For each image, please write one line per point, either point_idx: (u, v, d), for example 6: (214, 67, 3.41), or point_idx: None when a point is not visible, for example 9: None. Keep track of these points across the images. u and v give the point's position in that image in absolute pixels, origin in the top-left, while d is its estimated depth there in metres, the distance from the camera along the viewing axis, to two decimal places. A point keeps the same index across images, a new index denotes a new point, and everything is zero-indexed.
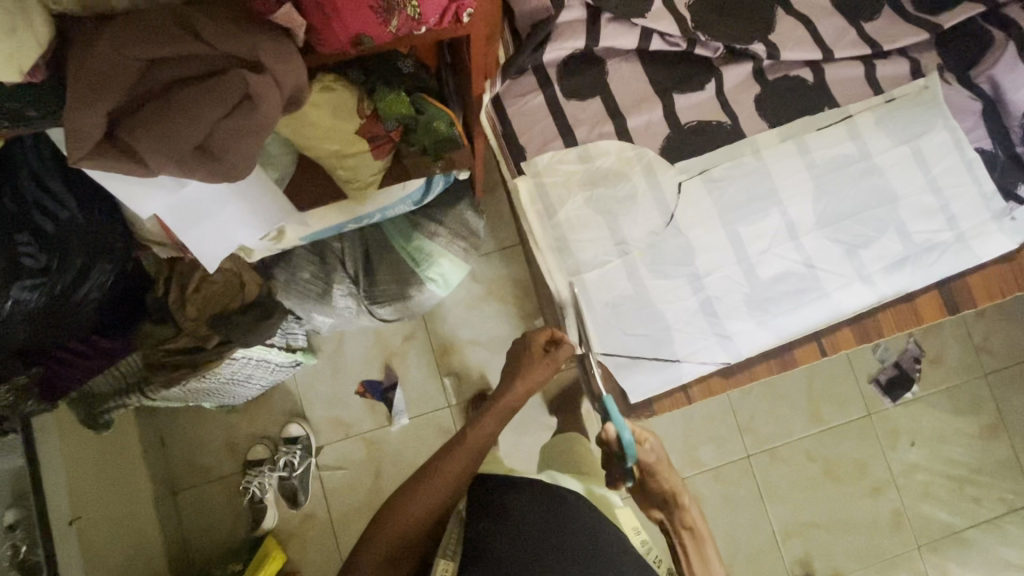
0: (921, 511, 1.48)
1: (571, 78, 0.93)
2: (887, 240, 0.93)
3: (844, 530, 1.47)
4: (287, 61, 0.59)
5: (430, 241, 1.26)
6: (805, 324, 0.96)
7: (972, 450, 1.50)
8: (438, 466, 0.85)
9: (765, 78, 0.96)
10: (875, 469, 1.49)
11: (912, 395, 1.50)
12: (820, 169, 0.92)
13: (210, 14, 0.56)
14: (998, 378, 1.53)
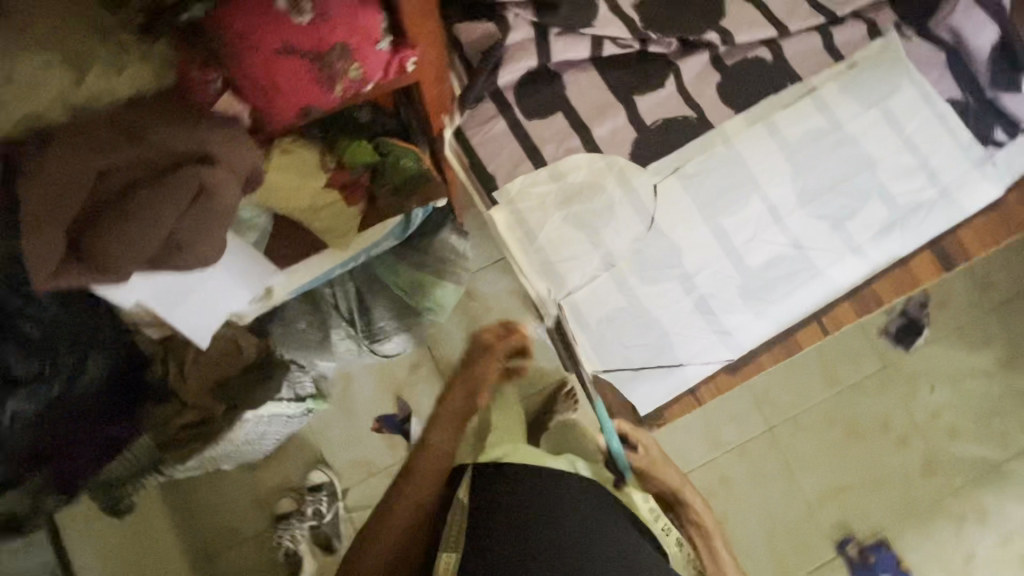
0: (951, 452, 1.47)
1: (529, 97, 0.92)
2: (871, 206, 0.92)
3: (878, 487, 1.45)
4: (238, 146, 0.59)
5: (421, 272, 1.25)
6: (804, 306, 0.93)
7: (993, 384, 1.49)
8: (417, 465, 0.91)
9: (725, 64, 0.94)
10: (899, 420, 1.48)
11: (924, 340, 1.49)
12: (793, 148, 0.92)
13: (151, 116, 0.56)
14: (1008, 308, 1.51)
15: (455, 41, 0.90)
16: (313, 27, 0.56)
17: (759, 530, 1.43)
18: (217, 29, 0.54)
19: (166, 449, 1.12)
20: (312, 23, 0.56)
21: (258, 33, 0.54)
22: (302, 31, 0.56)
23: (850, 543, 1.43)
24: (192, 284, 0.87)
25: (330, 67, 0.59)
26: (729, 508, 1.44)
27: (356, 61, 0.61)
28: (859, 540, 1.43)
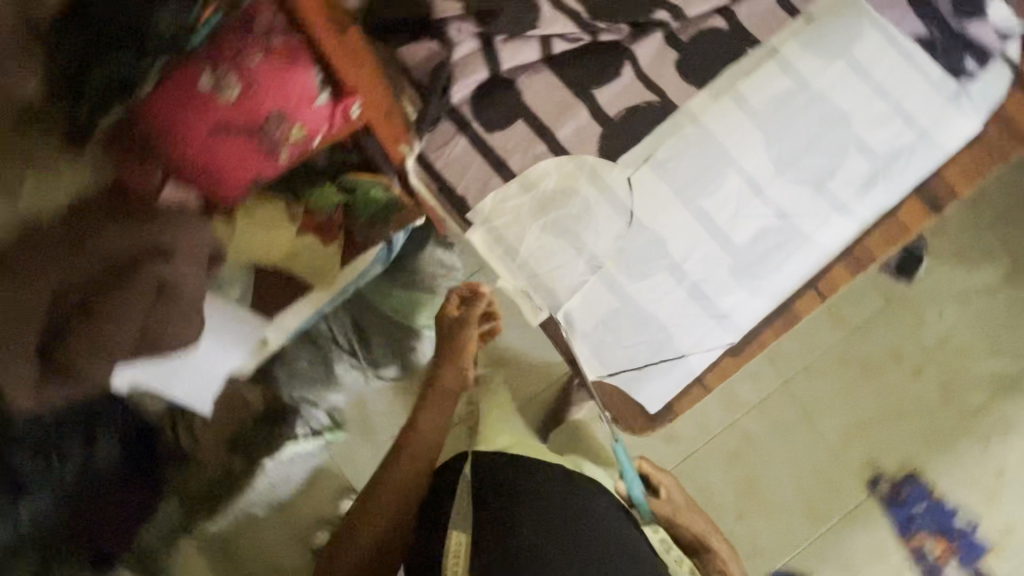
0: (967, 375, 1.46)
1: (486, 110, 0.89)
2: (851, 161, 0.89)
3: (900, 424, 1.45)
4: (193, 234, 0.61)
5: (413, 289, 1.21)
6: (800, 274, 0.90)
7: (1000, 299, 1.47)
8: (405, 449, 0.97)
9: (680, 40, 0.91)
10: (910, 352, 1.47)
11: (924, 269, 1.48)
12: (762, 116, 0.89)
13: (104, 224, 0.58)
14: (1005, 220, 1.48)
15: (402, 64, 0.87)
16: (239, 104, 0.66)
17: (787, 483, 1.44)
18: (163, 134, 0.66)
19: (193, 508, 1.17)
20: (238, 101, 0.66)
21: (194, 123, 0.66)
22: (232, 110, 0.66)
23: (881, 481, 1.44)
24: (183, 358, 0.84)
25: (267, 133, 0.68)
26: (756, 467, 1.45)
27: (299, 124, 0.69)
28: (889, 477, 1.44)
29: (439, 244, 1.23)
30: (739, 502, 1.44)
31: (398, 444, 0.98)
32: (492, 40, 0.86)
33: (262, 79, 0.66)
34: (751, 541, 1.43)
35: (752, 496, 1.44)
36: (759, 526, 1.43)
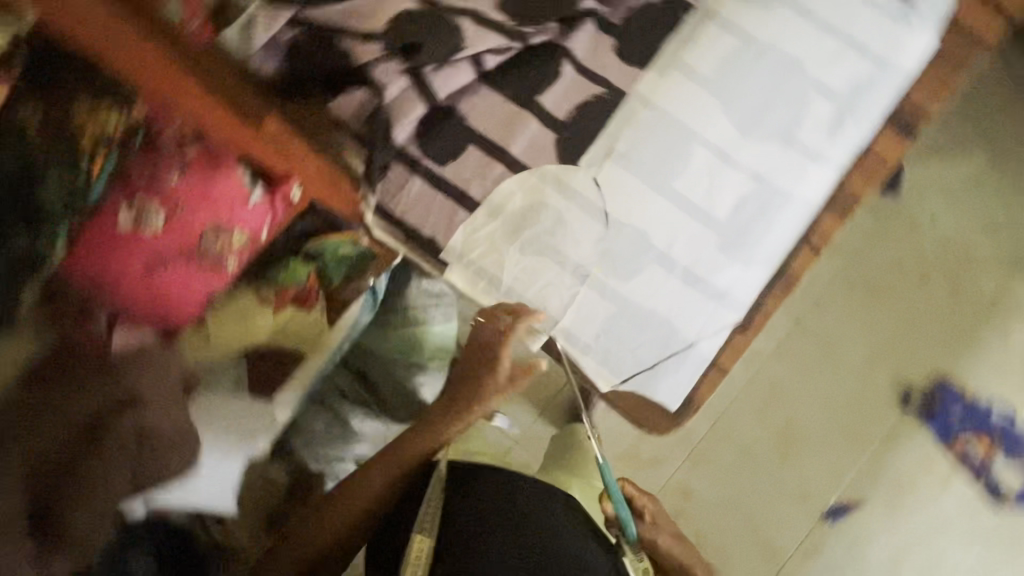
0: (974, 275, 1.44)
1: (433, 143, 0.83)
2: (813, 106, 0.86)
3: (920, 338, 1.43)
4: (156, 368, 0.65)
5: (404, 323, 1.02)
6: (790, 232, 0.87)
7: (988, 192, 1.45)
8: (412, 446, 0.81)
9: (614, 24, 0.87)
10: (912, 264, 1.45)
11: (905, 179, 1.46)
12: (714, 81, 0.86)
13: (60, 385, 0.58)
14: (970, 112, 1.47)
15: (336, 120, 0.81)
16: (167, 228, 0.72)
17: (823, 426, 1.42)
18: (105, 278, 0.70)
19: None
20: (165, 225, 0.71)
21: (126, 261, 0.70)
22: (162, 236, 0.71)
23: (911, 394, 1.42)
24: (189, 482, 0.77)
25: (207, 245, 0.74)
26: (787, 411, 1.43)
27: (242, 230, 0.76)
28: (918, 388, 1.42)
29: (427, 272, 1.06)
30: (779, 451, 1.42)
31: (406, 441, 0.81)
32: (422, 73, 0.81)
33: (184, 199, 0.72)
34: (800, 487, 1.41)
35: (791, 442, 1.42)
36: (804, 469, 1.41)
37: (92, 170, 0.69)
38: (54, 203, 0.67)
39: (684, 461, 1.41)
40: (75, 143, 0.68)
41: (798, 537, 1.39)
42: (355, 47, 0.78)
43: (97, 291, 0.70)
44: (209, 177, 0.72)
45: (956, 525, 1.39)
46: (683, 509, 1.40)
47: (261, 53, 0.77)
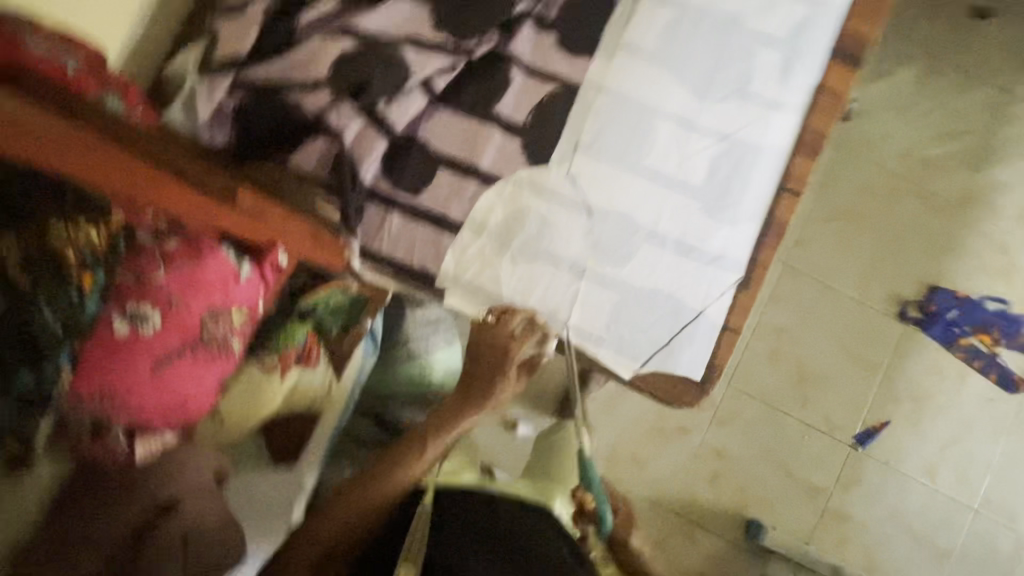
0: (941, 180, 1.48)
1: (402, 176, 0.82)
2: (760, 57, 0.88)
3: (905, 253, 1.46)
4: (187, 470, 0.62)
5: (410, 355, 0.97)
6: (767, 182, 0.88)
7: (936, 98, 1.49)
8: (430, 446, 0.68)
9: (550, 19, 0.87)
10: (881, 184, 1.48)
11: (855, 105, 1.50)
12: (660, 55, 0.87)
13: (96, 504, 0.58)
14: (900, 27, 1.51)
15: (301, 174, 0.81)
16: (168, 324, 0.60)
17: (835, 357, 1.45)
18: (109, 400, 0.58)
19: None
20: (164, 321, 0.59)
21: (131, 372, 0.58)
22: (163, 333, 0.59)
23: (908, 308, 1.45)
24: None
25: (212, 334, 0.63)
26: (797, 352, 1.45)
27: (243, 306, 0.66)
28: (914, 300, 1.45)
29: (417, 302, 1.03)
30: (798, 391, 1.44)
31: (427, 435, 0.68)
32: (376, 110, 0.80)
33: (178, 284, 0.60)
34: (826, 422, 1.43)
35: (807, 381, 1.44)
36: (826, 403, 1.43)
37: (83, 280, 0.56)
38: (49, 331, 0.54)
39: (710, 424, 1.43)
40: (56, 248, 0.55)
41: (835, 470, 1.42)
42: (303, 99, 0.77)
43: (105, 415, 0.58)
44: (200, 255, 0.61)
45: (979, 421, 1.42)
46: (719, 470, 1.42)
47: (210, 124, 0.77)
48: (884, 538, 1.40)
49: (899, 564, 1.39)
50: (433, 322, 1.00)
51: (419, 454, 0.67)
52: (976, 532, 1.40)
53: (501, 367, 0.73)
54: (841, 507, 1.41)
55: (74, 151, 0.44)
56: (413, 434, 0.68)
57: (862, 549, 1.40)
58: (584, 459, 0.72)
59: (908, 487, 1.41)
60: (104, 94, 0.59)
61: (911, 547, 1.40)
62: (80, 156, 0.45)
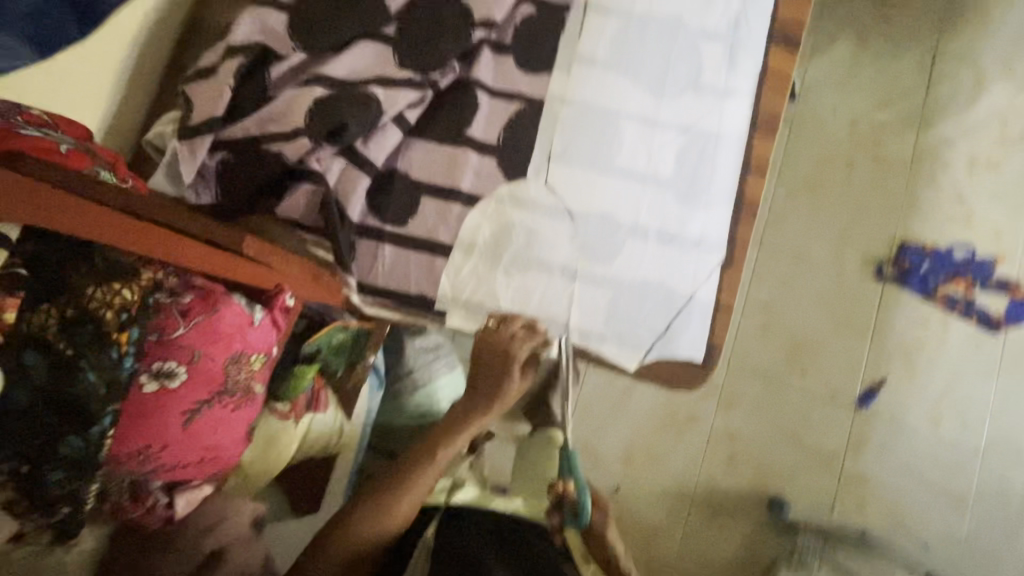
0: (890, 142, 1.56)
1: (387, 209, 0.85)
2: (706, 51, 0.94)
3: (870, 215, 1.53)
4: (226, 515, 0.64)
5: (415, 389, 1.05)
6: (733, 164, 0.93)
7: (872, 67, 1.58)
8: (441, 451, 0.74)
9: (505, 43, 0.91)
10: (836, 154, 1.56)
11: (800, 84, 1.58)
12: (614, 62, 0.92)
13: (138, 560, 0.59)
14: (827, 7, 1.61)
15: (289, 220, 0.84)
16: (195, 376, 0.56)
17: (824, 323, 1.49)
18: (146, 456, 0.55)
19: None
20: (190, 374, 0.56)
21: (159, 433, 0.55)
22: (191, 387, 0.56)
23: (883, 266, 1.51)
24: None
25: (237, 382, 0.60)
26: (787, 325, 1.49)
27: (259, 353, 0.62)
28: (887, 258, 1.52)
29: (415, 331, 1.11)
30: (795, 362, 1.48)
31: (440, 441, 0.75)
32: (354, 149, 0.83)
33: (198, 336, 0.56)
34: (827, 388, 1.47)
35: (802, 351, 1.48)
36: (824, 369, 1.48)
37: (118, 338, 0.51)
38: (91, 392, 0.49)
39: (716, 409, 1.46)
40: (88, 306, 0.49)
41: (844, 434, 1.45)
42: (283, 148, 0.79)
43: (144, 471, 0.56)
44: (217, 304, 0.57)
45: (968, 363, 1.48)
46: (734, 452, 1.44)
47: (195, 186, 0.80)
48: (902, 492, 1.43)
49: (922, 515, 1.43)
50: (433, 350, 1.10)
51: (433, 460, 0.73)
52: (988, 472, 1.44)
53: (504, 370, 0.78)
54: (857, 469, 1.44)
55: (61, 209, 0.43)
56: (426, 444, 0.75)
57: (884, 506, 1.43)
58: (567, 449, 0.74)
59: (915, 439, 1.45)
60: (96, 168, 0.57)
61: (928, 497, 1.43)
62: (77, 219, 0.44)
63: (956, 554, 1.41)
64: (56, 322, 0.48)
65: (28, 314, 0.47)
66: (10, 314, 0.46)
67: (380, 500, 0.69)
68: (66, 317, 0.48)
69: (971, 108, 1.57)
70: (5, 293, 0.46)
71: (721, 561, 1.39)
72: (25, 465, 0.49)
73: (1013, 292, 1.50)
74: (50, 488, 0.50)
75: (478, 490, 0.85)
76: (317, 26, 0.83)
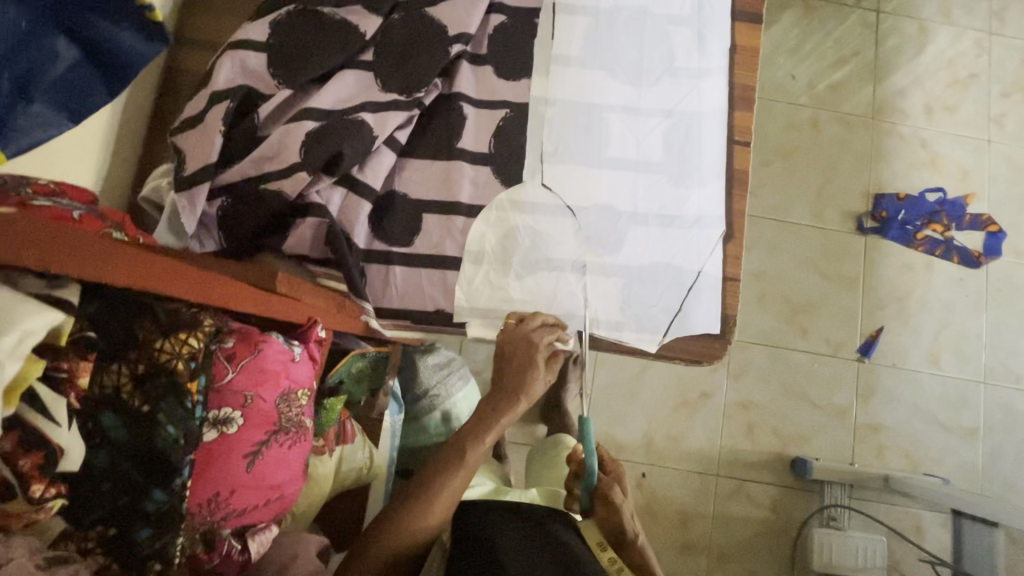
0: (851, 99, 1.62)
1: (392, 230, 0.85)
2: (674, 37, 0.97)
3: (844, 171, 1.58)
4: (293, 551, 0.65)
5: (433, 404, 1.05)
6: (718, 140, 0.96)
7: (824, 30, 1.63)
8: (469, 452, 0.71)
9: (483, 54, 0.93)
10: (803, 117, 1.61)
11: (760, 55, 1.62)
12: (589, 58, 0.95)
13: None
14: None
15: (298, 255, 0.84)
16: (250, 419, 0.54)
17: (819, 281, 1.53)
18: (215, 506, 0.53)
19: None
20: (246, 416, 0.53)
21: (225, 479, 0.52)
22: (248, 430, 0.53)
23: (863, 219, 1.56)
24: None
25: (292, 419, 0.57)
26: (782, 289, 1.53)
27: (303, 387, 0.59)
28: (865, 211, 1.57)
29: (425, 350, 1.12)
30: (795, 324, 1.51)
31: (467, 442, 0.72)
32: (351, 177, 0.84)
33: (248, 377, 0.54)
34: (829, 344, 1.50)
35: (801, 312, 1.52)
36: (825, 326, 1.51)
37: (189, 387, 0.45)
38: (172, 445, 0.44)
39: (729, 381, 1.48)
40: (159, 360, 0.44)
41: (853, 387, 1.49)
42: (282, 186, 0.79)
43: (213, 520, 0.53)
44: (260, 344, 0.55)
45: (958, 299, 1.54)
46: (750, 420, 1.46)
47: (198, 236, 0.81)
48: (916, 434, 1.47)
49: (937, 454, 1.47)
50: (446, 366, 1.11)
51: (462, 462, 0.70)
52: (993, 402, 1.50)
53: (529, 365, 0.76)
54: (869, 419, 1.48)
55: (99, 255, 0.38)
56: (452, 448, 0.72)
57: (900, 451, 1.47)
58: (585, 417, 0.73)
59: (921, 382, 1.49)
60: (110, 230, 0.54)
61: (940, 434, 1.48)
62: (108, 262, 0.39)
63: (975, 486, 1.45)
64: (129, 379, 0.43)
65: (99, 375, 0.42)
66: (84, 380, 0.40)
67: (410, 504, 0.67)
68: (138, 372, 0.43)
69: (919, 58, 1.64)
70: (76, 356, 0.39)
71: (756, 529, 1.41)
72: (111, 526, 0.43)
73: (988, 227, 1.56)
74: (139, 547, 0.43)
75: (493, 487, 0.86)
76: (297, 62, 0.84)
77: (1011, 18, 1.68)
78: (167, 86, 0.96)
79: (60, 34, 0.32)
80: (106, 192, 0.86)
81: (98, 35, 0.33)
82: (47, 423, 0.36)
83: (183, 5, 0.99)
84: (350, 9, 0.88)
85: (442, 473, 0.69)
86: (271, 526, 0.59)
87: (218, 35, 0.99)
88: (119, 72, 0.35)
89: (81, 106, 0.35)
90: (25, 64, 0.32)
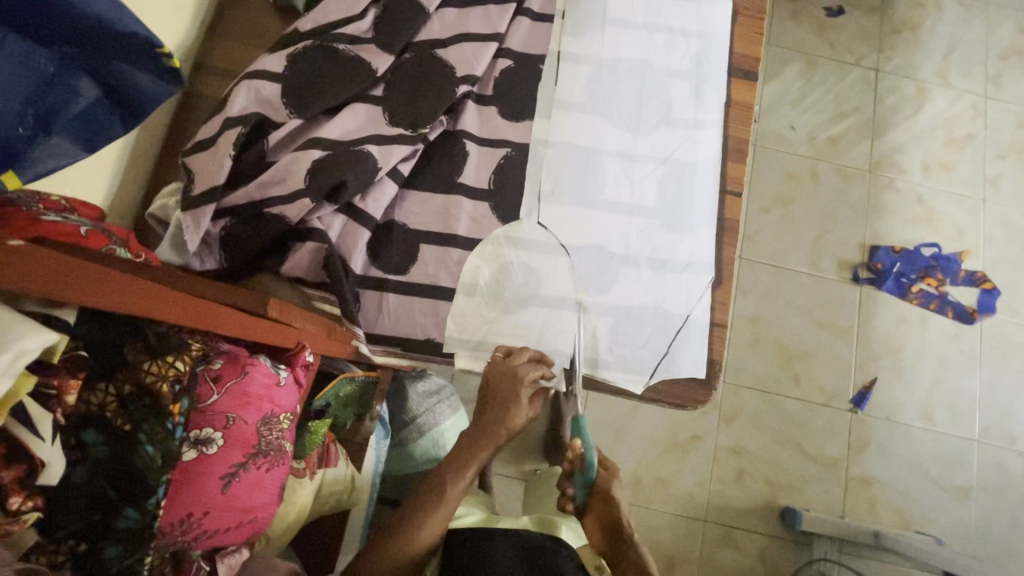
0: (848, 153, 1.66)
1: (389, 259, 0.88)
2: (672, 88, 1.02)
3: (839, 222, 1.61)
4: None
5: (420, 432, 1.05)
6: (712, 189, 0.99)
7: (821, 86, 1.69)
8: (449, 487, 0.71)
9: (488, 95, 0.97)
10: (799, 168, 1.65)
11: (760, 107, 1.67)
12: (590, 106, 0.99)
13: None
14: (778, 32, 1.71)
15: (295, 277, 0.86)
16: (230, 441, 0.55)
17: (810, 330, 1.54)
18: (187, 526, 0.53)
19: None
20: (226, 438, 0.55)
21: (199, 499, 0.53)
22: (226, 451, 0.54)
23: (859, 270, 1.58)
24: None
25: (270, 442, 0.58)
26: (776, 335, 1.54)
27: (285, 411, 0.60)
28: (860, 262, 1.59)
29: (415, 376, 1.11)
30: (786, 370, 1.52)
31: (447, 476, 0.72)
32: (353, 205, 0.87)
33: (231, 399, 0.55)
34: (821, 393, 1.50)
35: (793, 358, 1.52)
36: (816, 374, 1.52)
37: (171, 409, 0.46)
38: (148, 465, 0.44)
39: (719, 425, 1.47)
40: (145, 382, 0.45)
41: (845, 438, 1.48)
42: (284, 210, 0.82)
43: (185, 540, 0.53)
44: (246, 366, 0.57)
45: (951, 355, 1.54)
46: (740, 465, 1.45)
47: (200, 253, 0.84)
48: (907, 491, 1.46)
49: (931, 511, 1.45)
50: (436, 393, 1.11)
51: (443, 496, 0.70)
52: (986, 461, 1.49)
53: (512, 398, 0.76)
54: (861, 471, 1.46)
55: (133, 291, 0.41)
56: (433, 480, 0.72)
57: (893, 507, 1.44)
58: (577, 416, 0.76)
59: (914, 437, 1.49)
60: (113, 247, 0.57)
61: (933, 492, 1.46)
62: (137, 295, 0.41)
63: (969, 547, 1.43)
64: (115, 399, 0.45)
65: (86, 394, 0.44)
66: (72, 398, 0.40)
67: (396, 531, 0.68)
68: (124, 393, 0.45)
69: (916, 117, 1.69)
70: (65, 374, 0.40)
71: None
72: (82, 542, 0.44)
73: (982, 284, 1.58)
74: (107, 564, 0.44)
75: (479, 515, 0.85)
76: (311, 95, 0.88)
77: (1005, 84, 1.74)
78: (182, 109, 1.00)
79: (82, 74, 0.35)
80: (115, 207, 0.88)
81: (116, 76, 0.35)
82: (32, 437, 0.37)
83: (206, 35, 1.04)
84: (364, 47, 0.92)
85: (425, 505, 0.70)
86: (242, 549, 0.59)
87: (236, 63, 1.04)
88: (133, 108, 0.37)
89: (96, 138, 0.37)
90: (50, 101, 0.35)
